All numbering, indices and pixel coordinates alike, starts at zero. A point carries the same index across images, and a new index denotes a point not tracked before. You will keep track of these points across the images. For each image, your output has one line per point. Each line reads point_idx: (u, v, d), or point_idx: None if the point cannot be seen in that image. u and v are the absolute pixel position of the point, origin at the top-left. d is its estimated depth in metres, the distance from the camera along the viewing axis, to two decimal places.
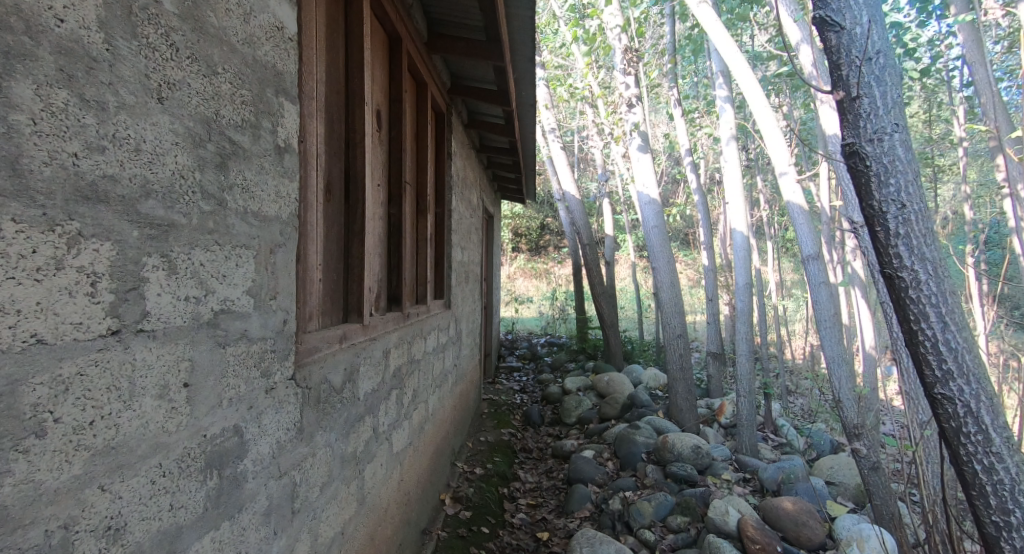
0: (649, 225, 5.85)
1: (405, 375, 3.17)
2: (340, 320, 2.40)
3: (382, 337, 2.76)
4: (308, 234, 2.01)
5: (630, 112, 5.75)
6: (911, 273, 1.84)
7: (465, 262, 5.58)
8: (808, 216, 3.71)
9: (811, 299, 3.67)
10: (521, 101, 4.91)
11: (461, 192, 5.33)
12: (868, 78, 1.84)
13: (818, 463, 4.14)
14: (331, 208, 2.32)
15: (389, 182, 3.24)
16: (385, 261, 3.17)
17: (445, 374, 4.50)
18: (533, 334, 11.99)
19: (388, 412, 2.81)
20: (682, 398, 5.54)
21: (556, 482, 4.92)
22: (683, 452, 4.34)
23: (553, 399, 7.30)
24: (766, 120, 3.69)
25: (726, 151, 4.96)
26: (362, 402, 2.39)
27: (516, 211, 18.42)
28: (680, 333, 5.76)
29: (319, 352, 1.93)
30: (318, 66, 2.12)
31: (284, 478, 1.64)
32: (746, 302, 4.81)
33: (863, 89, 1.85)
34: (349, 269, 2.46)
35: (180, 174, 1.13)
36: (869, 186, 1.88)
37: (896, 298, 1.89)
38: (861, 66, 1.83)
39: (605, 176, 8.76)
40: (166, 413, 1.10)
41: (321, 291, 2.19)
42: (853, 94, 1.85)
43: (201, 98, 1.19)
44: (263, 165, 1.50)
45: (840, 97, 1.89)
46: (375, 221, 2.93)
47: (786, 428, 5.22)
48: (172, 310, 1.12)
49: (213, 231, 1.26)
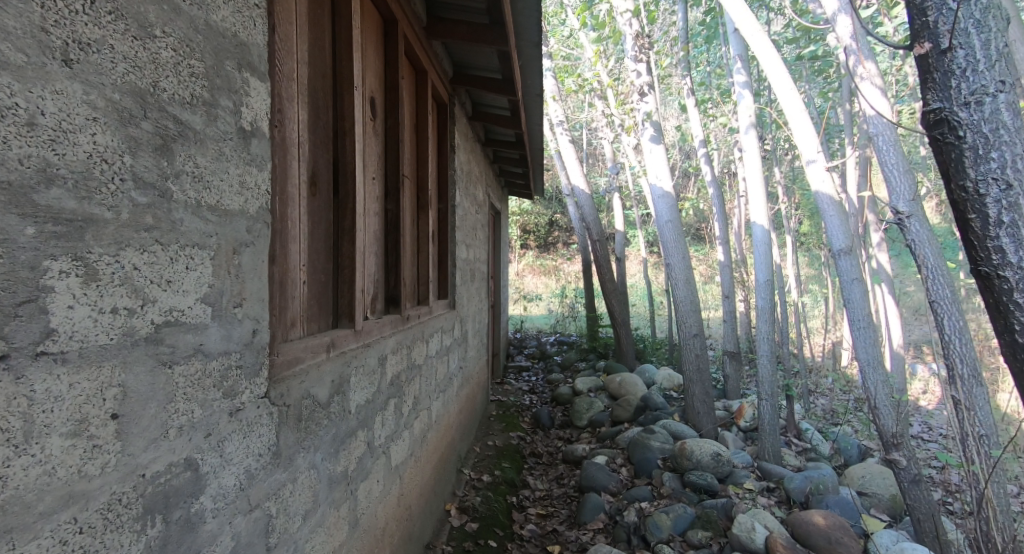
0: (663, 219, 5.58)
1: (404, 382, 2.96)
2: (328, 326, 2.18)
3: (378, 343, 2.55)
4: (286, 232, 1.79)
5: (642, 101, 5.50)
6: (1018, 272, 1.58)
7: (471, 260, 5.35)
8: (838, 206, 3.43)
9: (843, 296, 3.40)
10: (528, 90, 4.68)
11: (465, 187, 5.10)
12: (964, 24, 1.58)
13: (848, 470, 3.90)
14: (317, 203, 2.10)
15: (386, 176, 3.03)
16: (382, 260, 2.96)
17: (449, 378, 4.28)
18: (542, 332, 11.77)
19: (385, 423, 2.60)
20: (699, 401, 5.29)
21: (567, 489, 4.69)
22: (702, 459, 4.09)
23: (563, 400, 7.07)
24: (793, 104, 3.44)
25: (745, 140, 4.69)
26: (354, 415, 2.18)
27: (524, 207, 18.20)
28: (697, 332, 5.51)
29: (300, 364, 1.72)
30: (298, 44, 1.91)
31: (256, 512, 1.43)
32: (767, 300, 4.56)
33: (958, 39, 1.59)
34: (338, 270, 2.25)
35: (100, 156, 0.92)
36: (960, 163, 1.63)
37: (993, 301, 1.64)
38: (958, 9, 1.58)
39: (615, 170, 8.50)
40: (84, 454, 0.89)
41: (305, 295, 1.98)
42: (944, 45, 1.61)
43: (129, 65, 0.98)
44: (222, 151, 1.27)
45: (926, 50, 1.66)
46: (370, 217, 2.73)
47: (811, 433, 4.98)
48: (91, 324, 0.91)
49: (153, 228, 1.05)
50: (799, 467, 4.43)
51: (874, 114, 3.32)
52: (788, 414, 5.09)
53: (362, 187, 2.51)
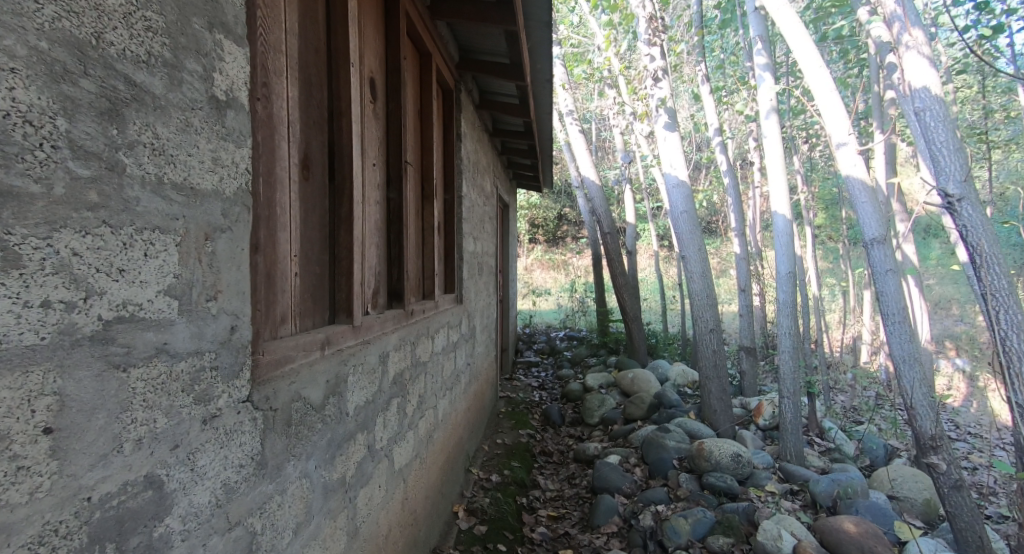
0: (678, 210, 5.36)
1: (408, 381, 2.80)
2: (324, 321, 2.02)
3: (379, 339, 2.39)
4: (275, 219, 1.64)
5: (656, 86, 5.31)
6: None
7: (478, 253, 5.18)
8: (870, 191, 3.21)
9: (875, 289, 3.20)
10: (537, 75, 4.49)
11: (472, 177, 4.94)
12: None
13: (877, 473, 3.73)
14: (311, 189, 1.95)
15: (388, 162, 2.87)
16: (384, 252, 2.81)
17: (456, 375, 4.13)
18: (551, 328, 11.60)
19: (387, 425, 2.43)
20: (715, 398, 5.11)
21: (579, 489, 4.53)
22: (721, 461, 3.92)
23: (574, 397, 6.90)
24: (822, 83, 3.26)
25: (766, 126, 4.48)
26: (352, 417, 2.02)
27: (533, 201, 18.01)
28: (714, 327, 5.30)
29: (288, 363, 1.55)
30: (286, 14, 1.75)
31: (237, 531, 1.27)
32: (789, 294, 4.35)
33: None
34: (335, 261, 2.10)
35: (18, 115, 0.77)
36: None
37: None
38: None
39: (626, 160, 8.30)
40: (5, 479, 0.75)
41: (297, 288, 1.82)
42: None
43: (59, 9, 0.82)
44: (191, 122, 1.10)
45: None
46: (371, 206, 2.57)
47: (834, 432, 4.78)
48: (12, 320, 0.76)
49: (99, 207, 0.89)
50: (823, 468, 4.24)
51: (920, 85, 3.08)
52: (810, 412, 4.89)
53: (362, 173, 2.35)
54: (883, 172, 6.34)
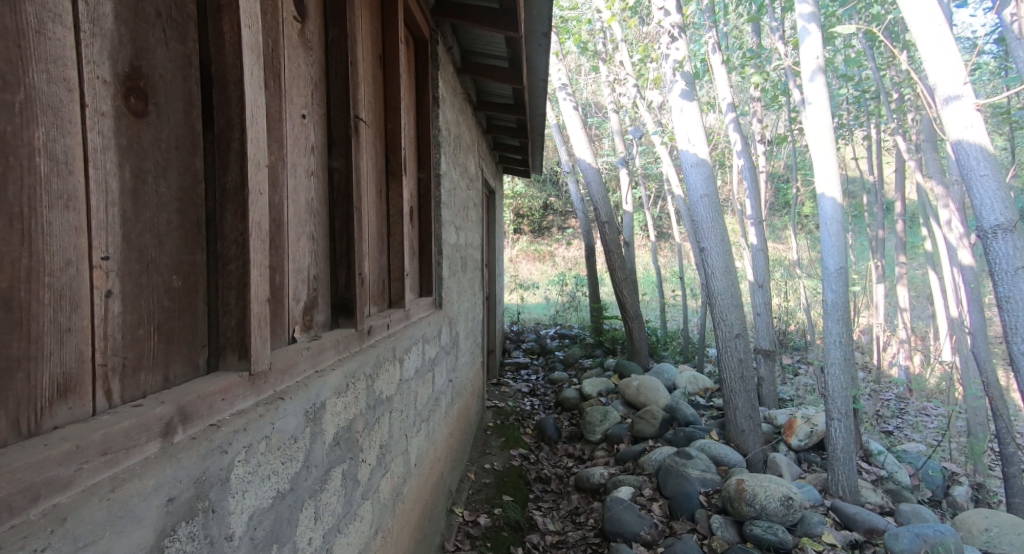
0: (696, 194, 4.55)
1: (360, 433, 1.93)
2: (193, 373, 1.16)
3: (307, 386, 1.51)
4: (20, 181, 0.77)
5: (672, 47, 4.49)
6: None
7: (461, 245, 4.34)
8: (994, 159, 2.78)
9: (998, 292, 2.91)
10: (532, 24, 3.64)
11: (454, 155, 4.09)
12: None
13: (961, 519, 3.04)
14: (162, 134, 1.08)
15: (329, 119, 1.99)
16: (323, 245, 1.94)
17: (435, 400, 3.31)
18: (541, 323, 10.83)
19: (321, 514, 1.56)
20: (742, 415, 4.34)
21: (586, 531, 3.74)
22: (768, 505, 3.12)
23: (570, 406, 6.14)
24: (928, 22, 2.78)
25: (810, 90, 3.68)
26: (243, 538, 1.15)
27: (517, 190, 17.19)
28: (738, 331, 4.52)
29: (21, 505, 0.68)
30: None
31: None
32: (840, 293, 3.58)
33: None
34: (219, 263, 1.24)
35: None
36: None
37: None
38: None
39: (638, 131, 6.52)
40: None
41: (118, 318, 0.94)
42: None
43: None
44: None
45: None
46: (294, 179, 1.71)
47: (883, 456, 4.00)
48: None
49: None
50: (882, 506, 3.49)
51: None
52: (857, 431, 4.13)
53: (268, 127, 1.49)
54: (930, 147, 5.68)
